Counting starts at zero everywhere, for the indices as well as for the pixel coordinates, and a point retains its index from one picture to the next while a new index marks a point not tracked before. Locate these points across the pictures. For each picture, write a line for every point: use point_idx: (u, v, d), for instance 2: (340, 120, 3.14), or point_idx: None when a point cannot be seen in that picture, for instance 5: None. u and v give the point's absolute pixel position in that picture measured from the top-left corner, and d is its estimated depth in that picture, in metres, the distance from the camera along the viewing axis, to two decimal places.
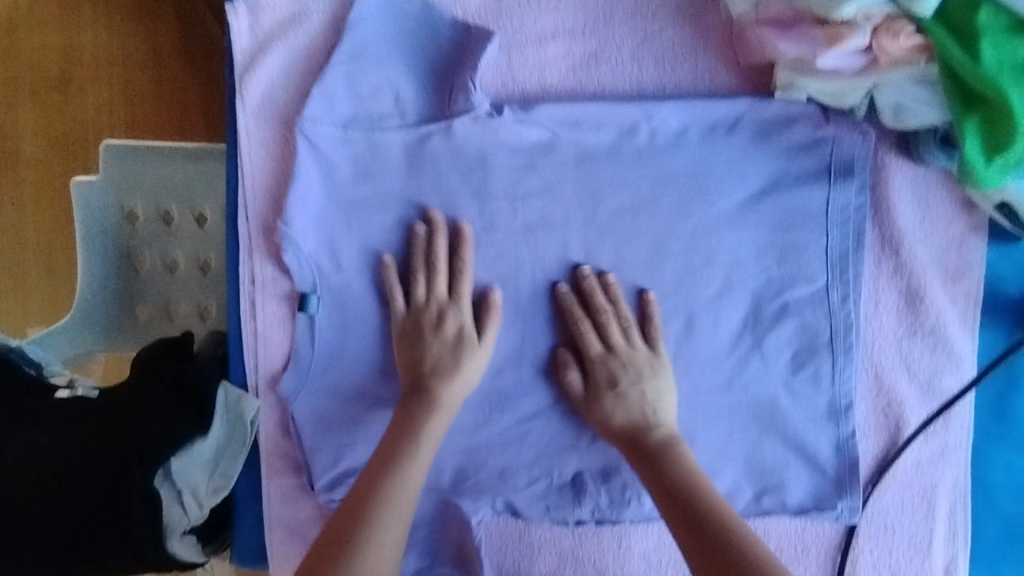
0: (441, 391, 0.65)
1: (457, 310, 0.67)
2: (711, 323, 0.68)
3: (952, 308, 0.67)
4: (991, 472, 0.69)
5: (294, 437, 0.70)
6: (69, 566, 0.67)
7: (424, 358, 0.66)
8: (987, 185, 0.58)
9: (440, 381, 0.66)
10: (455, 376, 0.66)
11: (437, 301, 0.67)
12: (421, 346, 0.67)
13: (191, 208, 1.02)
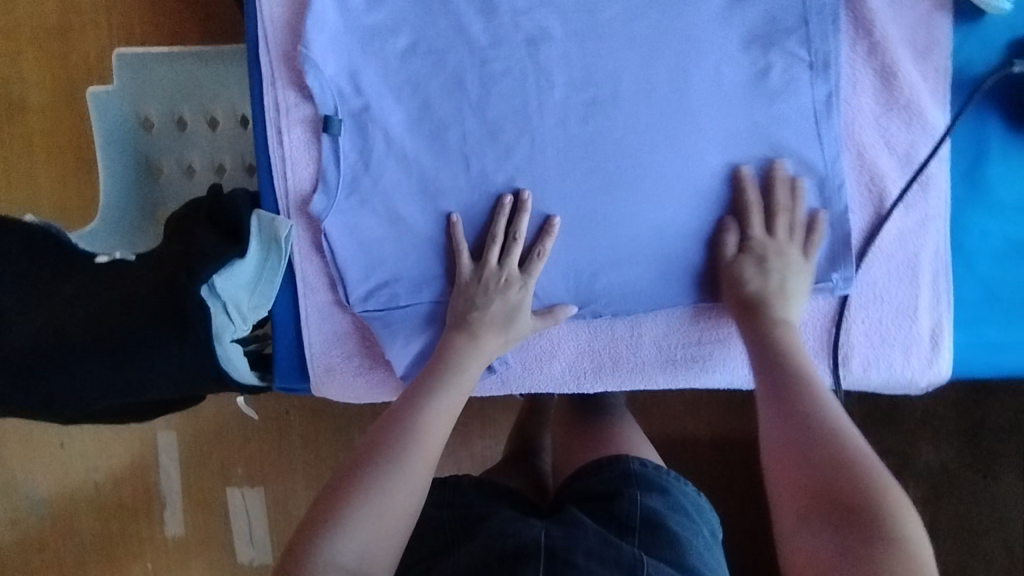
0: (483, 335, 0.72)
1: (524, 282, 0.74)
2: (704, 117, 0.73)
3: (924, 83, 0.72)
4: (968, 238, 0.75)
5: (327, 254, 0.76)
6: (137, 384, 0.73)
7: (477, 309, 0.73)
8: None
9: (502, 321, 0.73)
10: (501, 329, 0.73)
11: (504, 272, 0.74)
12: (476, 302, 0.73)
13: (204, 114, 1.10)
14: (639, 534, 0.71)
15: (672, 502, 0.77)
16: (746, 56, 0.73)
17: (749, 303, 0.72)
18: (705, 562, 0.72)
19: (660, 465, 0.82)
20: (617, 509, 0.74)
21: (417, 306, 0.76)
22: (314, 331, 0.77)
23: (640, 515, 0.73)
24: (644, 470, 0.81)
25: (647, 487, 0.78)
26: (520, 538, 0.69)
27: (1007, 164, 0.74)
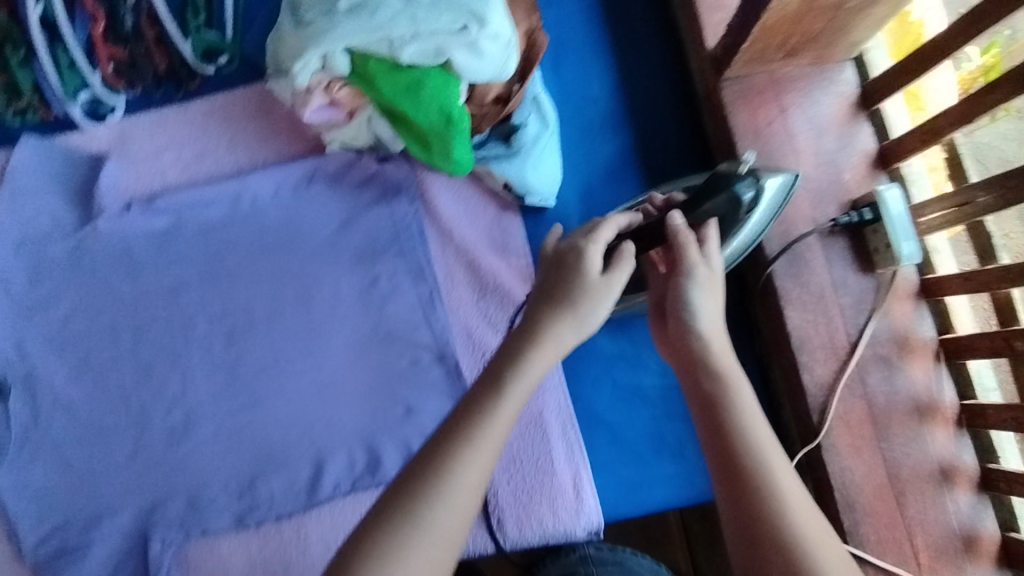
0: (579, 306, 0.60)
1: (589, 251, 0.62)
2: (331, 327, 0.85)
3: (507, 268, 0.86)
4: (586, 389, 0.84)
5: (1, 510, 0.81)
6: None
7: (561, 284, 0.61)
8: (453, 171, 0.81)
9: (534, 335, 0.59)
10: (568, 308, 0.60)
11: (574, 246, 0.63)
12: (558, 275, 0.62)
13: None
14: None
15: (627, 569, 0.84)
16: (357, 271, 0.87)
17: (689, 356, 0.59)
18: None
19: (615, 545, 0.87)
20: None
21: (86, 546, 0.80)
22: None
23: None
24: (599, 553, 0.85)
25: (605, 567, 0.84)
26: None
27: None
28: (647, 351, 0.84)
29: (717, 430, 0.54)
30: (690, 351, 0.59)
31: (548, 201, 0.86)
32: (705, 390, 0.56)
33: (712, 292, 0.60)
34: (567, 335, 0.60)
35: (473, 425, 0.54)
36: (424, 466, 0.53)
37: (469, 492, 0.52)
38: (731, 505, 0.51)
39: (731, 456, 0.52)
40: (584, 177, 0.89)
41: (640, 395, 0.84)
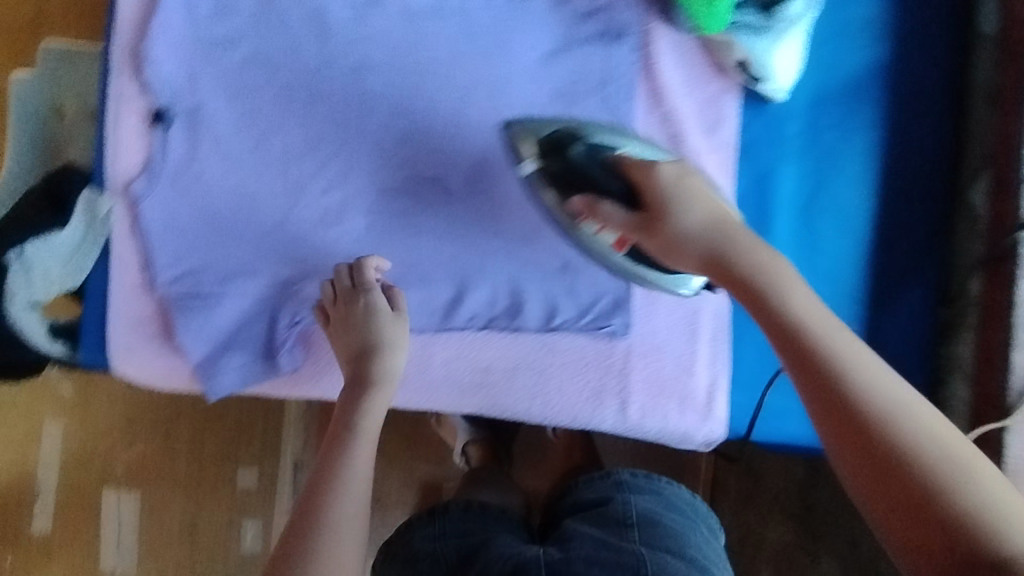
0: (382, 363, 0.70)
1: (368, 297, 0.73)
2: (508, 158, 0.80)
3: (710, 152, 0.78)
4: (749, 303, 0.80)
5: (140, 236, 0.79)
6: None
7: (361, 340, 0.71)
8: (704, 26, 0.75)
9: (364, 382, 0.69)
10: (383, 354, 0.71)
11: (360, 279, 0.74)
12: (352, 322, 0.73)
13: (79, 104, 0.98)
14: (638, 531, 0.81)
15: (668, 503, 0.87)
16: (552, 107, 0.79)
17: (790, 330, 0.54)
18: (705, 557, 0.82)
19: (651, 472, 0.90)
20: (616, 516, 0.83)
21: (218, 297, 0.79)
22: (119, 309, 0.80)
23: (636, 514, 0.84)
24: (634, 479, 0.90)
25: (641, 491, 0.87)
26: (519, 557, 0.77)
27: (786, 236, 0.79)
28: (826, 286, 0.79)
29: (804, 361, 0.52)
30: (734, 279, 0.58)
31: (780, 95, 0.77)
32: (778, 321, 0.55)
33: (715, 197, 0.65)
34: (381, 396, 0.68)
35: (326, 453, 0.63)
36: (304, 506, 0.61)
37: (360, 481, 0.62)
38: (845, 446, 0.49)
39: (832, 384, 0.50)
40: (823, 83, 0.80)
41: None
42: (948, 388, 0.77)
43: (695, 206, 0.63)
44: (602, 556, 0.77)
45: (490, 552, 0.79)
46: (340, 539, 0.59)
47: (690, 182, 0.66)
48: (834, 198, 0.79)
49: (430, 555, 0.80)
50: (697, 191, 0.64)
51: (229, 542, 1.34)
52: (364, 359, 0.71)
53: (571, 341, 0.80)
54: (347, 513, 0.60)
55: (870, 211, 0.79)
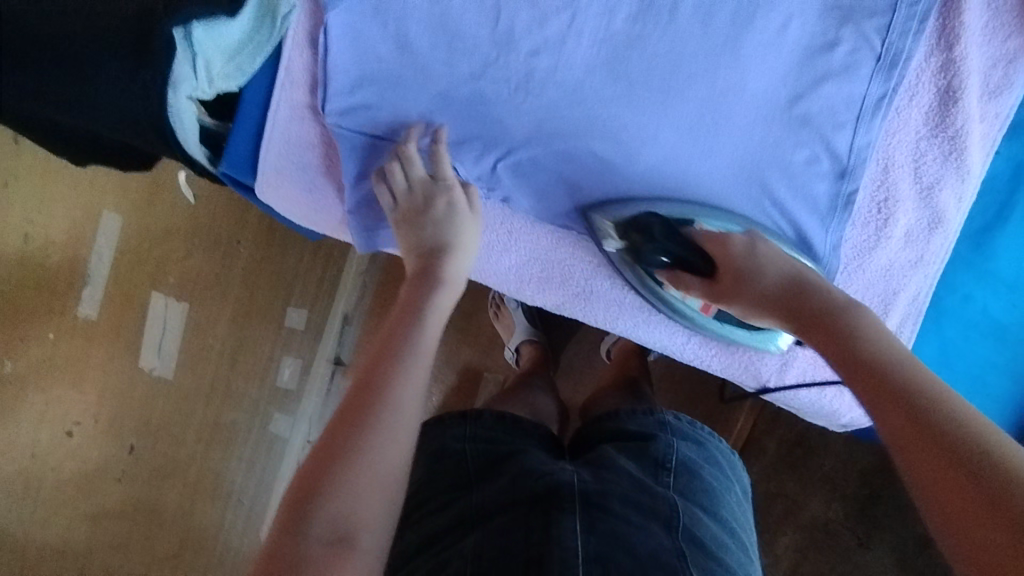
0: (445, 266, 0.68)
1: (444, 189, 0.70)
2: (752, 67, 0.69)
3: (979, 121, 0.68)
4: (948, 297, 0.73)
5: (319, 51, 0.69)
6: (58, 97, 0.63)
7: (429, 235, 0.69)
8: None
9: (435, 280, 0.67)
10: (456, 251, 0.70)
11: (421, 181, 0.70)
12: (423, 225, 0.70)
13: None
14: (674, 477, 0.71)
15: (710, 457, 0.77)
16: (821, 19, 0.68)
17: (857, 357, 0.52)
18: (736, 518, 0.72)
19: (695, 420, 0.81)
20: (653, 453, 0.73)
21: (388, 143, 0.72)
22: (276, 127, 0.72)
23: (676, 461, 0.73)
24: (678, 422, 0.80)
25: (683, 437, 0.78)
26: (553, 478, 0.66)
27: (1019, 234, 0.71)
28: None
29: (857, 352, 0.52)
30: (798, 300, 0.61)
31: None
32: (833, 325, 0.56)
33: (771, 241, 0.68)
34: (445, 295, 0.67)
35: (382, 350, 0.59)
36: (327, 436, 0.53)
37: (414, 386, 0.57)
38: (880, 406, 0.47)
39: (868, 362, 0.50)
40: None
41: (998, 335, 0.73)
42: None
43: (770, 271, 0.64)
44: (636, 494, 0.66)
45: (530, 456, 0.71)
46: (372, 461, 0.52)
47: (765, 259, 0.65)
48: None
49: (459, 453, 0.72)
50: (758, 251, 0.66)
51: (267, 373, 1.33)
52: (433, 257, 0.69)
53: None
54: (391, 433, 0.54)
55: None
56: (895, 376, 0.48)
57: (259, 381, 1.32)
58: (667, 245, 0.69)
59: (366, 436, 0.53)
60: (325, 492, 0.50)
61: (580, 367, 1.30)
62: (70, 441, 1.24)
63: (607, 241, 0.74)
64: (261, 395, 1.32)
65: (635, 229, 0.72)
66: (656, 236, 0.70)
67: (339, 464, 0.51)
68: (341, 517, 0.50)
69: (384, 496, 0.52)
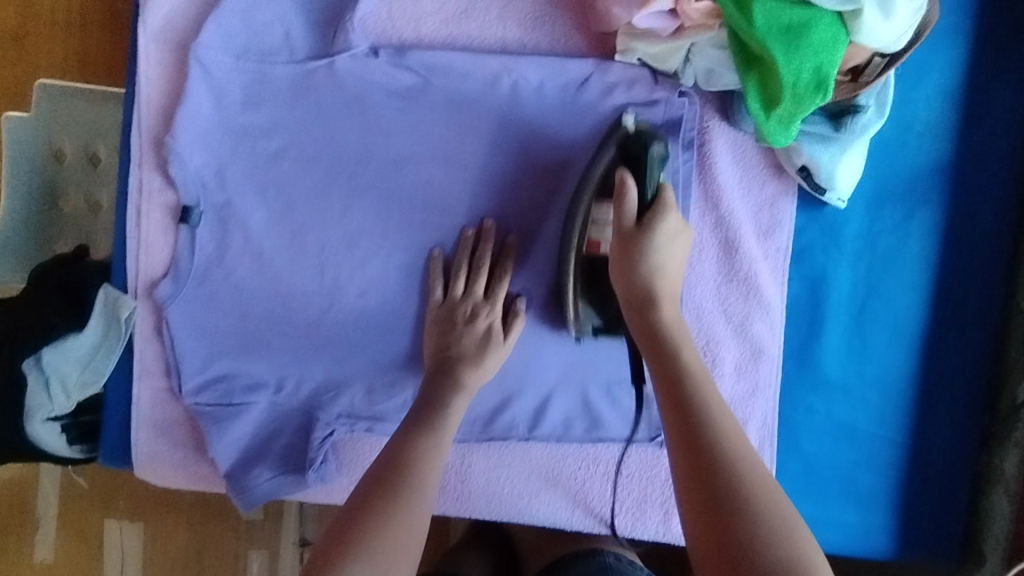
0: (464, 373, 0.69)
1: (489, 309, 0.73)
2: (557, 259, 0.76)
3: (763, 259, 0.76)
4: (795, 413, 0.78)
5: (166, 340, 0.75)
6: None
7: (451, 344, 0.71)
8: (775, 137, 0.70)
9: (451, 382, 0.69)
10: (478, 365, 0.70)
11: (472, 300, 0.73)
12: (452, 337, 0.72)
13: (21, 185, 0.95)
14: None
15: None
16: None
17: (642, 295, 0.63)
18: None
19: (635, 560, 0.77)
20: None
21: (245, 405, 0.76)
22: (142, 416, 0.76)
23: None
24: (618, 564, 0.75)
25: None
26: None
27: (837, 344, 0.78)
28: (872, 395, 0.78)
29: (680, 406, 0.55)
30: (629, 254, 0.64)
31: (841, 202, 0.75)
32: (672, 369, 0.58)
33: (670, 228, 0.65)
34: (472, 388, 0.70)
35: (408, 429, 0.63)
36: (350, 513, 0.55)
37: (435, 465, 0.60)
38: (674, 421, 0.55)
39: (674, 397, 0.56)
40: (883, 184, 0.78)
41: (850, 434, 0.78)
42: (988, 500, 0.76)
43: (664, 253, 0.64)
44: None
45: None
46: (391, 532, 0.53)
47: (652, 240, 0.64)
48: (885, 303, 0.78)
49: None
50: (646, 247, 0.64)
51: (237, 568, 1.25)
52: (450, 361, 0.70)
53: (613, 449, 0.79)
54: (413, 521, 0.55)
55: (919, 320, 0.78)
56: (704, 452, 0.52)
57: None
58: (645, 181, 0.68)
59: (392, 518, 0.54)
60: (356, 541, 0.52)
61: None
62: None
63: (598, 157, 0.72)
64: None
65: (635, 146, 0.70)
66: (647, 159, 0.69)
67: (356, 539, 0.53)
68: None
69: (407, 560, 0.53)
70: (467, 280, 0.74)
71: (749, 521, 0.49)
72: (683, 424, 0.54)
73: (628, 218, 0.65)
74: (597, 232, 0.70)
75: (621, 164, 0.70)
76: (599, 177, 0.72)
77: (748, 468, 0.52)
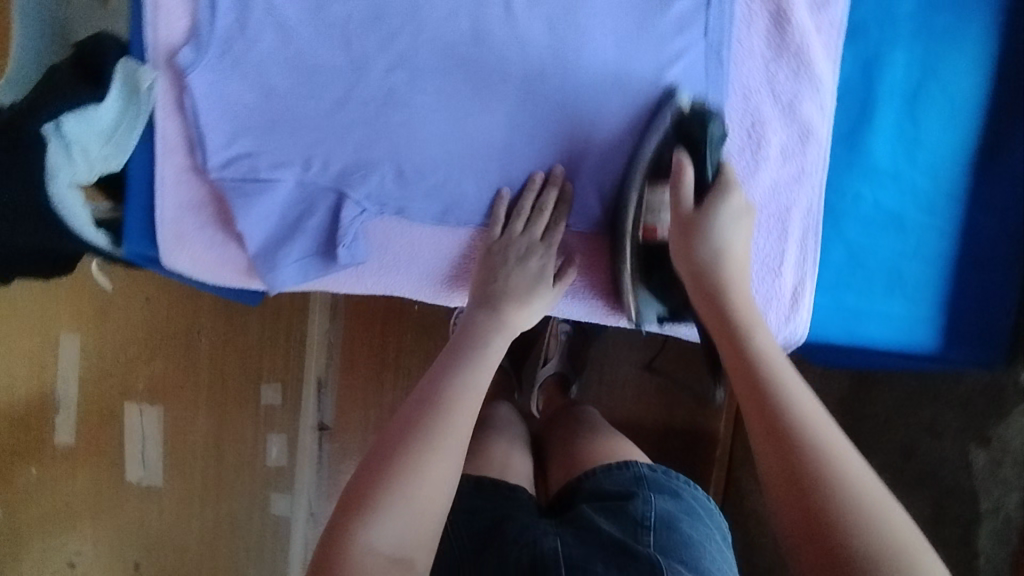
0: (506, 309, 0.69)
1: (545, 251, 0.74)
2: (596, 33, 0.72)
3: (816, 31, 0.72)
4: (840, 201, 0.75)
5: (189, 114, 0.72)
6: None
7: (501, 278, 0.72)
8: None
9: (495, 319, 0.68)
10: (525, 302, 0.71)
11: (528, 239, 0.74)
12: (501, 274, 0.72)
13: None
14: (654, 535, 0.69)
15: (685, 505, 0.76)
16: None
17: (705, 261, 0.64)
18: (718, 568, 0.69)
19: (669, 469, 0.80)
20: (631, 510, 0.72)
21: (271, 182, 0.73)
22: (167, 195, 0.74)
23: (655, 518, 0.71)
24: (653, 474, 0.79)
25: (660, 489, 0.76)
26: (536, 548, 0.66)
27: (888, 129, 0.74)
28: (922, 180, 0.75)
29: (756, 395, 0.54)
30: (692, 227, 0.65)
31: None
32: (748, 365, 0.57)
33: (737, 220, 0.65)
34: (506, 328, 0.68)
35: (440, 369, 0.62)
36: (369, 466, 0.54)
37: (468, 411, 0.59)
38: (755, 418, 0.53)
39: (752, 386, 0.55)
40: None
41: (898, 223, 0.75)
42: None
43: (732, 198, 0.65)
44: (616, 544, 0.66)
45: (519, 520, 0.71)
46: (423, 469, 0.53)
47: (716, 222, 0.64)
48: (943, 85, 0.73)
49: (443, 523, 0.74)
50: (707, 231, 0.64)
51: (256, 456, 1.42)
52: (491, 285, 0.71)
53: None
54: (443, 451, 0.55)
55: (979, 100, 0.74)
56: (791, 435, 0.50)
57: (250, 468, 1.41)
58: (703, 157, 0.67)
59: (420, 459, 0.54)
60: (387, 480, 0.53)
61: (602, 366, 1.27)
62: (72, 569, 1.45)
63: (647, 138, 0.71)
64: (255, 481, 1.41)
65: (692, 126, 0.69)
66: (706, 139, 0.67)
67: (383, 476, 0.53)
68: (400, 535, 0.51)
69: (435, 492, 0.53)
70: (528, 219, 0.74)
71: (814, 466, 0.48)
72: (759, 399, 0.54)
73: (682, 198, 0.65)
74: (653, 218, 0.73)
75: (677, 146, 0.69)
76: (655, 155, 0.71)
77: (804, 405, 0.52)
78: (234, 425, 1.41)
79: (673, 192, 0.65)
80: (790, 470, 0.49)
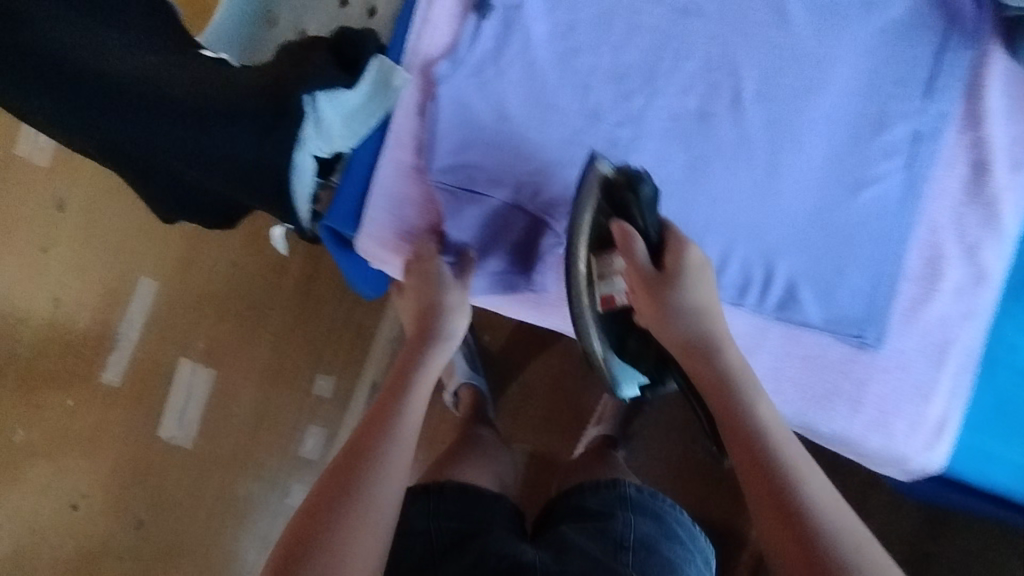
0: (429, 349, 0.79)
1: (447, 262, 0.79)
2: (810, 140, 0.78)
3: (1010, 189, 0.78)
4: (995, 346, 0.79)
5: (429, 118, 0.78)
6: (185, 146, 0.70)
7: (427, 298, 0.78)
8: None
9: (426, 342, 0.79)
10: (450, 320, 0.79)
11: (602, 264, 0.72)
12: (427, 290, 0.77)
13: (296, 26, 0.98)
14: (632, 555, 0.83)
15: (670, 530, 0.90)
16: (865, 104, 0.78)
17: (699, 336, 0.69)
18: None
19: (655, 492, 0.94)
20: (613, 531, 0.86)
21: (483, 196, 0.78)
22: (384, 183, 0.79)
23: (633, 539, 0.85)
24: (638, 495, 0.93)
25: (643, 512, 0.90)
26: (516, 558, 0.80)
27: None
28: None
29: (757, 467, 0.62)
30: (664, 299, 0.69)
31: None
32: (755, 449, 0.63)
33: (696, 279, 0.70)
34: (421, 389, 0.75)
35: (369, 432, 0.68)
36: (313, 506, 0.63)
37: (399, 468, 0.67)
38: (754, 482, 0.62)
39: (761, 467, 0.62)
40: None
41: None
42: None
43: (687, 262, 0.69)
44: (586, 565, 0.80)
45: (491, 537, 0.84)
46: (348, 529, 0.61)
47: (678, 296, 0.69)
48: None
49: (423, 533, 0.85)
50: (675, 287, 0.69)
51: (290, 442, 1.45)
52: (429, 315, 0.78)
53: (815, 339, 0.78)
54: (377, 500, 0.64)
55: None
56: (782, 496, 0.60)
57: (280, 453, 1.44)
58: (644, 216, 0.70)
59: (358, 513, 0.63)
60: (323, 532, 0.61)
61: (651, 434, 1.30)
62: (71, 513, 1.47)
63: (579, 215, 0.70)
64: (282, 465, 1.44)
65: (623, 189, 0.70)
66: (638, 203, 0.70)
67: (329, 524, 0.61)
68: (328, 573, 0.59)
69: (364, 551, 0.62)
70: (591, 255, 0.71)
71: (818, 536, 0.57)
72: (770, 475, 0.61)
73: (641, 267, 0.69)
74: (607, 286, 0.73)
75: (612, 217, 0.70)
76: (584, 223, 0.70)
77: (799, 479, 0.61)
78: (278, 407, 1.45)
79: (630, 262, 0.69)
80: (804, 560, 0.56)
